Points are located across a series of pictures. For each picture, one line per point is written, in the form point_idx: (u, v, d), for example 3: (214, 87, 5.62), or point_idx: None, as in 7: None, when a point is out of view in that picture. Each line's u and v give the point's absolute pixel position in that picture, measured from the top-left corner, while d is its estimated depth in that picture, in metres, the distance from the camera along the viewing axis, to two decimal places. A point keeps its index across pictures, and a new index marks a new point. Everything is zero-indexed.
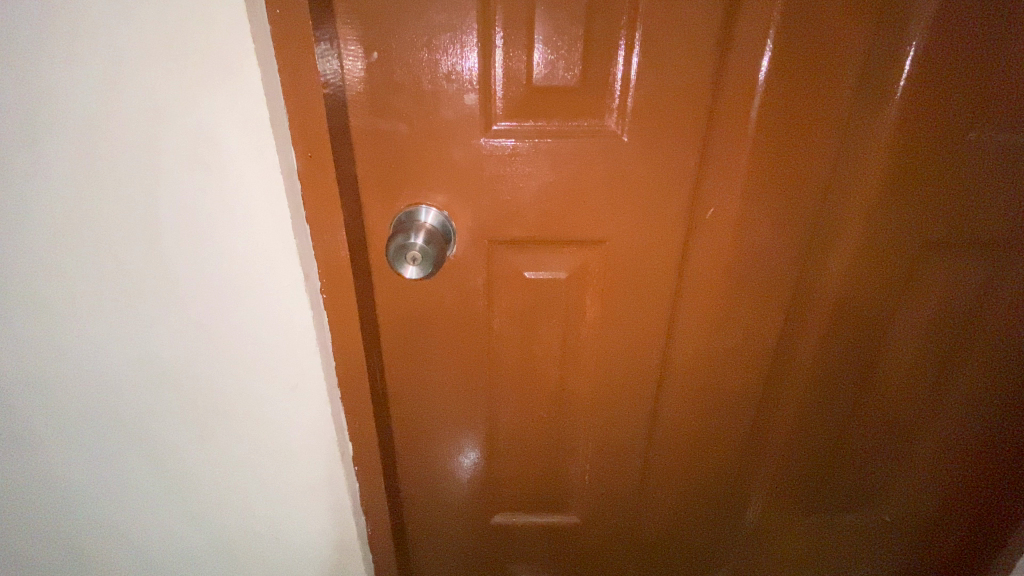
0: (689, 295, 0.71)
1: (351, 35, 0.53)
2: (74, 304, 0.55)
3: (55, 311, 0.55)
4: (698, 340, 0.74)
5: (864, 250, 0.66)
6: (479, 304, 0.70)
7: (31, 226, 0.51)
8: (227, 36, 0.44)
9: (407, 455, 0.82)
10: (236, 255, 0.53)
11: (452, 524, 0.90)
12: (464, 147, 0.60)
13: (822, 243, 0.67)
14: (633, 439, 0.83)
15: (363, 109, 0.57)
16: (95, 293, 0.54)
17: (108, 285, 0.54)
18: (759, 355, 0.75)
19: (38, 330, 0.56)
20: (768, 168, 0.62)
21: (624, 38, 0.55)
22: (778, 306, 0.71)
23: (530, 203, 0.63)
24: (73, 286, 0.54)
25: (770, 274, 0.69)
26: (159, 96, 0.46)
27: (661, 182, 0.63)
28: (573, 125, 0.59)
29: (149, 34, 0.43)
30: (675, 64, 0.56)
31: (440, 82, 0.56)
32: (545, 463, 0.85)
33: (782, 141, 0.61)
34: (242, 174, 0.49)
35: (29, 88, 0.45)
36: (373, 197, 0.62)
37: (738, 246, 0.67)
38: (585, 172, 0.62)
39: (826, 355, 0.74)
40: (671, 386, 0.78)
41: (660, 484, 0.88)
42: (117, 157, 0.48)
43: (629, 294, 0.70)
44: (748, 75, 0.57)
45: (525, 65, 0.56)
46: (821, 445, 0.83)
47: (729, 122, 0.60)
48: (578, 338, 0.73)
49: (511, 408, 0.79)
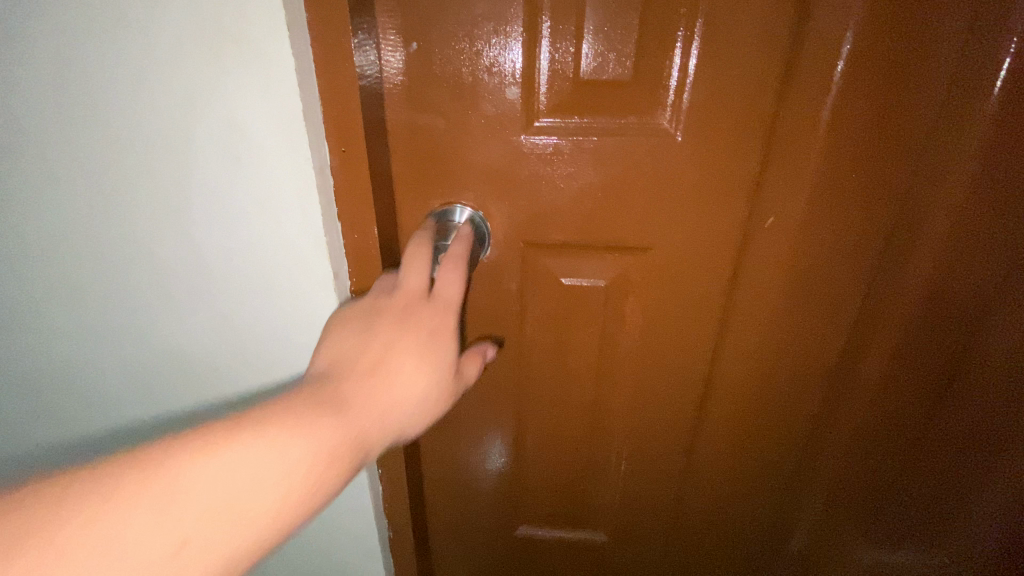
0: (740, 310, 0.65)
1: (390, 25, 0.51)
2: (105, 291, 0.55)
3: (88, 294, 0.55)
4: (748, 358, 0.68)
5: (947, 267, 0.59)
6: (512, 308, 0.66)
7: (67, 218, 0.50)
8: (263, 26, 0.40)
9: (433, 458, 0.80)
10: (267, 253, 0.51)
11: (476, 531, 0.88)
12: (503, 145, 0.57)
13: (897, 257, 0.60)
14: (671, 456, 0.78)
15: (400, 103, 0.55)
16: (124, 279, 0.54)
17: (137, 275, 0.53)
18: (816, 374, 0.68)
19: (71, 311, 0.56)
20: (838, 174, 0.56)
21: (683, 29, 0.50)
22: (839, 325, 0.64)
23: (571, 205, 0.59)
24: (101, 270, 0.53)
25: (836, 287, 0.62)
26: (190, 84, 0.43)
27: (717, 185, 0.57)
28: (621, 122, 0.55)
29: (181, 26, 0.41)
30: (740, 57, 0.51)
31: (481, 76, 0.53)
32: (574, 477, 0.81)
33: (854, 142, 0.54)
34: (275, 170, 0.47)
35: (62, 81, 0.43)
36: (408, 194, 0.60)
37: (798, 257, 0.61)
38: (632, 174, 0.57)
39: (890, 378, 0.67)
40: (715, 403, 0.72)
41: (696, 507, 0.83)
42: (147, 151, 0.46)
43: (675, 303, 0.65)
44: (822, 68, 0.51)
45: (572, 57, 0.52)
46: (877, 476, 0.75)
47: (797, 121, 0.54)
48: (616, 347, 0.69)
49: (541, 415, 0.75)
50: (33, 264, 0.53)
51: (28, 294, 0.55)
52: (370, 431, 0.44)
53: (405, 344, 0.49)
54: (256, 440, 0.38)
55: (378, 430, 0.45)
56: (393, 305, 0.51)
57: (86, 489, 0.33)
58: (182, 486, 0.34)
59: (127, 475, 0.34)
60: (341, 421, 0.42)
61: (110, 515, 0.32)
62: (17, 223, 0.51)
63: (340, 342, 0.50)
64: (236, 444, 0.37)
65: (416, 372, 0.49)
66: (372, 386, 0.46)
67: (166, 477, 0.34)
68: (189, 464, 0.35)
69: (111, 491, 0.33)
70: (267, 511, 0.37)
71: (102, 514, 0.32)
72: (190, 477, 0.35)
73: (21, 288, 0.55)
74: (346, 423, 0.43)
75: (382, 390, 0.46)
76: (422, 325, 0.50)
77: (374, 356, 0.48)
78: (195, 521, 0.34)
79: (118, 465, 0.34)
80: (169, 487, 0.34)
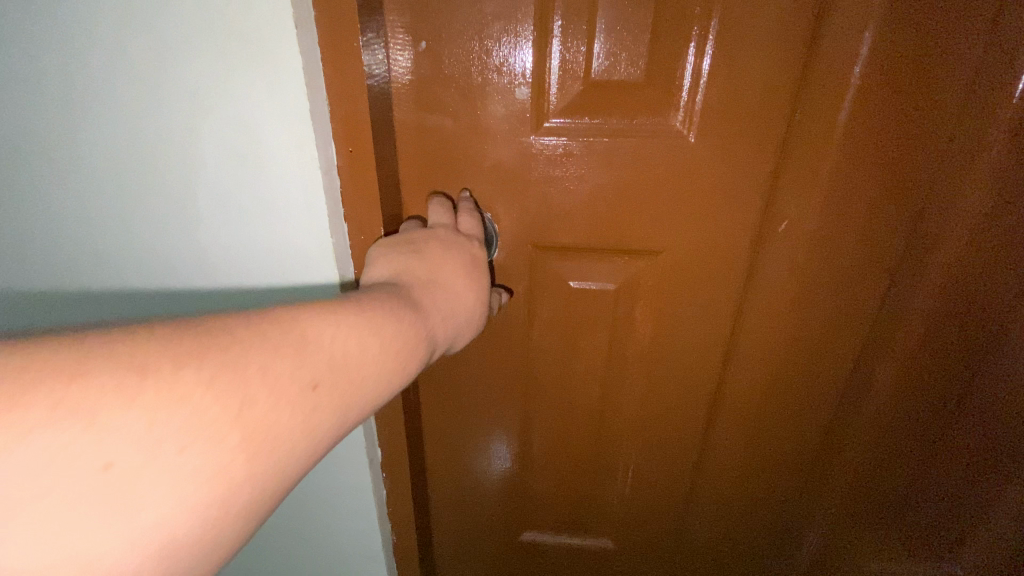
0: (752, 317, 0.64)
1: (399, 24, 0.51)
2: (120, 282, 0.57)
3: (105, 280, 0.58)
4: (759, 365, 0.67)
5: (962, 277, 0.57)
6: (520, 311, 0.66)
7: (85, 212, 0.53)
8: (271, 29, 0.42)
9: (437, 463, 0.79)
10: (273, 250, 0.53)
11: (481, 536, 0.87)
12: (511, 146, 0.56)
13: (913, 267, 0.58)
14: (680, 464, 0.77)
15: (409, 103, 0.54)
16: (139, 268, 0.56)
17: (151, 264, 0.56)
18: (829, 384, 0.67)
19: (89, 295, 0.59)
20: (854, 181, 0.54)
21: (697, 29, 0.49)
22: (852, 332, 0.63)
23: (580, 207, 0.58)
24: (117, 259, 0.56)
25: (851, 295, 0.61)
26: (201, 86, 0.44)
27: (730, 189, 0.56)
28: (633, 123, 0.54)
29: (193, 29, 0.42)
30: (755, 57, 0.50)
31: (490, 76, 0.52)
32: (581, 482, 0.80)
33: (871, 146, 0.53)
34: (282, 169, 0.48)
35: (82, 83, 0.46)
36: (415, 196, 0.59)
37: (811, 266, 0.59)
38: (643, 176, 0.56)
39: (903, 390, 0.66)
40: (725, 410, 0.71)
41: (704, 515, 0.81)
42: (158, 150, 0.48)
43: (685, 308, 0.64)
44: (841, 68, 0.50)
45: (583, 57, 0.51)
46: (889, 489, 0.73)
47: (814, 123, 0.52)
48: (625, 352, 0.68)
49: (548, 420, 0.74)
50: (55, 249, 0.56)
51: (50, 277, 0.58)
52: (437, 331, 0.42)
53: (458, 265, 0.48)
54: (348, 321, 0.35)
55: (442, 330, 0.44)
56: (439, 236, 0.50)
57: (86, 368, 0.26)
58: (209, 387, 0.28)
59: (142, 360, 0.27)
60: (415, 313, 0.40)
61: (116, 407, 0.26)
62: (39, 211, 0.53)
63: (391, 254, 0.46)
64: (331, 324, 0.34)
65: (468, 289, 0.48)
66: (437, 290, 0.44)
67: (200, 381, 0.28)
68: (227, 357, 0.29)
69: (121, 378, 0.26)
70: (354, 389, 0.34)
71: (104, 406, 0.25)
72: (232, 369, 0.29)
73: (45, 278, 0.58)
74: (421, 319, 0.41)
75: (448, 296, 0.45)
76: (468, 253, 0.50)
77: (429, 271, 0.45)
78: (274, 400, 0.30)
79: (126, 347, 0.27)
80: (193, 385, 0.28)
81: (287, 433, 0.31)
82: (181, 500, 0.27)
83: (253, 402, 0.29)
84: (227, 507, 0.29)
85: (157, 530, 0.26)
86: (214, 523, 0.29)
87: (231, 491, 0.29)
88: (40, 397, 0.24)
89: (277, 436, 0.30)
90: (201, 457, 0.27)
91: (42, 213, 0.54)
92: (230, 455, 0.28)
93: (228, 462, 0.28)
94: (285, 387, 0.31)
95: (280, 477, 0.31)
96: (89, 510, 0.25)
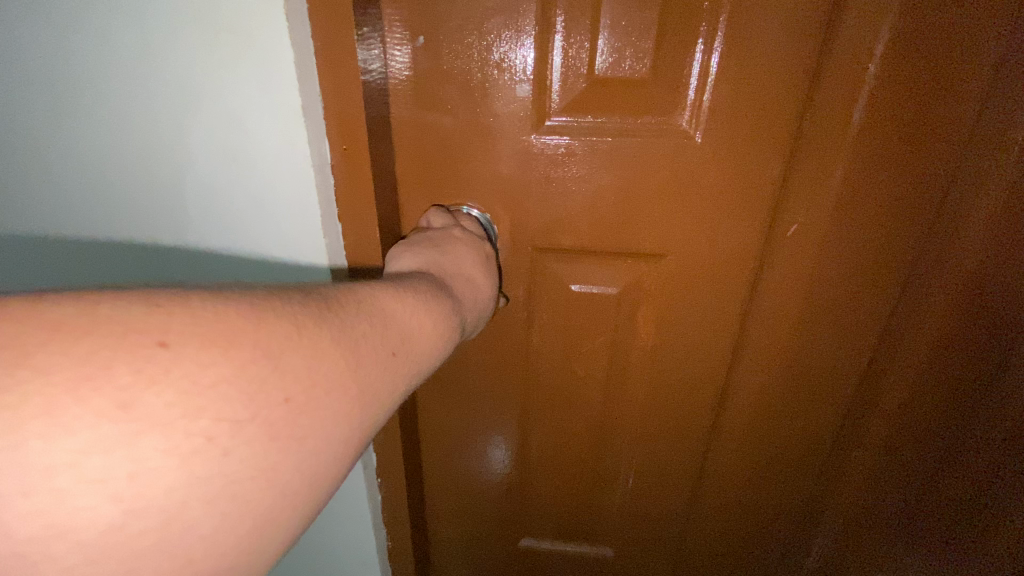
0: (758, 323, 0.62)
1: (397, 18, 0.49)
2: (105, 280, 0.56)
3: (87, 279, 0.56)
4: (765, 372, 0.65)
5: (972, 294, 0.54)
6: (519, 315, 0.64)
7: (73, 208, 0.51)
8: (260, 20, 0.39)
9: (434, 468, 0.77)
10: (264, 250, 0.51)
11: (478, 543, 0.85)
12: (512, 145, 0.54)
13: (924, 277, 0.56)
14: (681, 473, 0.75)
15: (407, 100, 0.53)
16: (123, 267, 0.54)
17: (133, 262, 0.54)
18: (838, 394, 0.65)
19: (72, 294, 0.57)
20: (866, 184, 0.52)
21: (705, 25, 0.47)
22: (861, 340, 0.61)
23: (582, 209, 0.57)
24: (101, 257, 0.54)
25: (861, 302, 0.59)
26: (188, 80, 0.42)
27: (737, 191, 0.54)
28: (637, 122, 0.52)
29: (180, 21, 0.40)
30: (765, 55, 0.48)
31: (490, 72, 0.51)
32: (580, 489, 0.78)
33: (885, 148, 0.51)
34: (273, 168, 0.46)
35: (64, 76, 0.44)
36: (413, 196, 0.58)
37: (821, 272, 0.57)
38: (647, 178, 0.54)
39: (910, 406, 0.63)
40: (729, 418, 0.69)
41: (706, 525, 0.79)
42: (146, 146, 0.46)
43: (689, 313, 0.62)
44: (854, 67, 0.48)
45: (587, 54, 0.50)
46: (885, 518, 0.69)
47: (825, 124, 0.50)
48: (627, 358, 0.66)
49: (547, 426, 0.73)
50: (35, 246, 0.54)
51: (30, 274, 0.56)
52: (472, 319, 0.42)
53: (475, 261, 0.46)
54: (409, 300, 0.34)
55: (474, 317, 0.43)
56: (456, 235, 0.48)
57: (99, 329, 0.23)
58: (248, 355, 0.25)
59: (157, 321, 0.24)
60: (455, 299, 0.39)
61: (132, 371, 0.23)
62: (20, 205, 0.52)
63: (416, 246, 0.44)
64: (398, 301, 0.33)
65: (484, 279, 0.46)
66: (465, 282, 0.43)
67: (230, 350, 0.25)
68: (278, 323, 0.27)
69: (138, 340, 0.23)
70: (423, 363, 0.33)
71: (117, 368, 0.23)
72: (289, 336, 0.27)
73: (28, 275, 0.57)
74: (459, 306, 0.40)
75: (477, 287, 0.44)
76: (483, 251, 0.49)
77: (451, 265, 0.44)
78: (353, 367, 0.29)
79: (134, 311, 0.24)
80: (222, 351, 0.25)
81: (367, 400, 0.29)
82: (205, 481, 0.24)
83: (332, 368, 0.28)
84: (279, 489, 0.26)
85: (176, 514, 0.23)
86: (258, 511, 0.26)
87: (278, 469, 0.26)
88: (49, 354, 0.22)
89: (353, 405, 0.29)
90: (229, 427, 0.24)
91: (23, 207, 0.52)
92: (273, 429, 0.26)
93: (275, 436, 0.26)
94: (369, 354, 0.30)
95: (349, 458, 0.29)
96: (99, 483, 0.22)
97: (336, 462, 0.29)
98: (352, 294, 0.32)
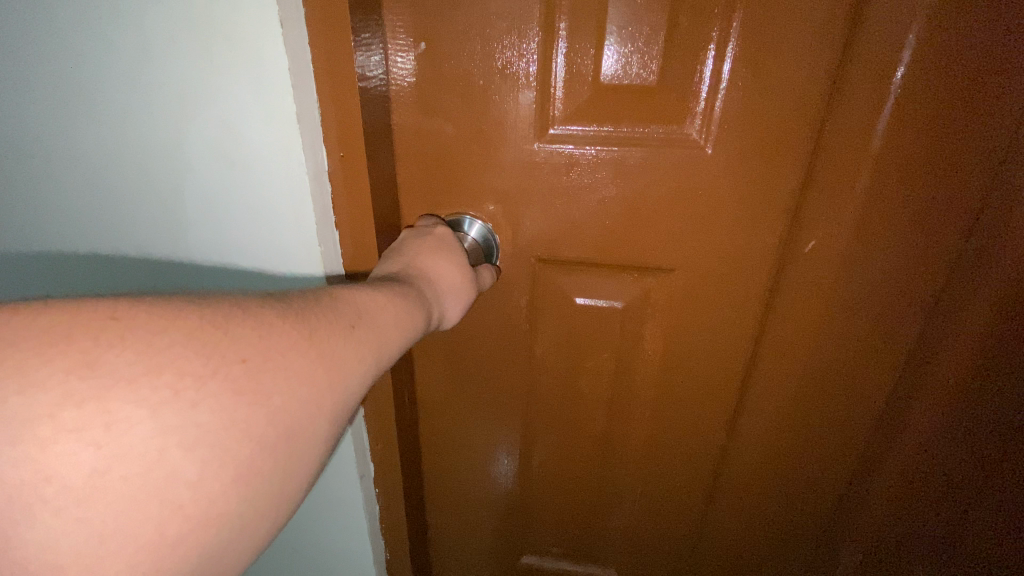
0: (773, 342, 0.59)
1: (399, 24, 0.48)
2: (102, 280, 0.55)
3: (88, 279, 0.56)
4: (781, 392, 0.61)
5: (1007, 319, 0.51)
6: (522, 326, 0.62)
7: (71, 209, 0.51)
8: (254, 24, 0.38)
9: (435, 479, 0.76)
10: (257, 255, 0.50)
11: (480, 558, 0.83)
12: (515, 153, 0.53)
13: (952, 306, 0.52)
14: (691, 494, 0.72)
15: (409, 107, 0.52)
16: (122, 267, 0.54)
17: (130, 263, 0.53)
18: (862, 422, 0.61)
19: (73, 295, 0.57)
20: (892, 198, 0.49)
21: (717, 30, 0.45)
22: (887, 360, 0.57)
23: (588, 220, 0.55)
24: (99, 258, 0.54)
25: (885, 319, 0.55)
26: (184, 83, 0.42)
27: (752, 205, 0.51)
28: (645, 131, 0.50)
29: (175, 23, 0.40)
30: (783, 59, 0.45)
31: (494, 79, 0.50)
32: (584, 507, 0.76)
33: (912, 158, 0.47)
34: (268, 174, 0.45)
35: (64, 78, 0.44)
36: (415, 203, 0.56)
37: (842, 288, 0.54)
38: (656, 189, 0.52)
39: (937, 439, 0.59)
40: (741, 438, 0.66)
41: (716, 549, 0.76)
42: (143, 149, 0.46)
43: (698, 328, 0.59)
44: (880, 72, 0.44)
45: (593, 60, 0.48)
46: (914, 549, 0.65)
47: (847, 134, 0.47)
48: (633, 374, 0.64)
49: (551, 440, 0.71)
50: (40, 247, 0.55)
51: (33, 273, 0.57)
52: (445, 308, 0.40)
53: (438, 246, 0.44)
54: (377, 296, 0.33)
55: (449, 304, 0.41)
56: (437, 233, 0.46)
57: (57, 335, 0.22)
58: (212, 367, 0.24)
59: (119, 331, 0.23)
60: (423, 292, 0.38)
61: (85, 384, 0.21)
62: (27, 207, 0.52)
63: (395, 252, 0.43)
64: (367, 297, 0.32)
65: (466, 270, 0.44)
66: (431, 271, 0.41)
67: (204, 360, 0.24)
68: (250, 329, 0.25)
69: (97, 350, 0.22)
70: (392, 357, 0.32)
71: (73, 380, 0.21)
72: (255, 343, 0.25)
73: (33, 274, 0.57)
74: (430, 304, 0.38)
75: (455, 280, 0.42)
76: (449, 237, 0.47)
77: (413, 261, 0.41)
78: (325, 371, 0.27)
79: (98, 318, 0.23)
80: (187, 360, 0.23)
81: (339, 408, 0.28)
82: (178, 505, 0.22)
83: (302, 373, 0.26)
84: (246, 504, 0.24)
85: (131, 536, 0.22)
86: (226, 528, 0.24)
87: (247, 482, 0.24)
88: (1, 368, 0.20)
89: (326, 413, 0.27)
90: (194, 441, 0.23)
91: (27, 209, 0.52)
92: (241, 442, 0.24)
93: (240, 449, 0.24)
94: (341, 352, 0.28)
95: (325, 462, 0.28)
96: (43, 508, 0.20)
97: (307, 471, 0.27)
98: (319, 297, 0.30)
